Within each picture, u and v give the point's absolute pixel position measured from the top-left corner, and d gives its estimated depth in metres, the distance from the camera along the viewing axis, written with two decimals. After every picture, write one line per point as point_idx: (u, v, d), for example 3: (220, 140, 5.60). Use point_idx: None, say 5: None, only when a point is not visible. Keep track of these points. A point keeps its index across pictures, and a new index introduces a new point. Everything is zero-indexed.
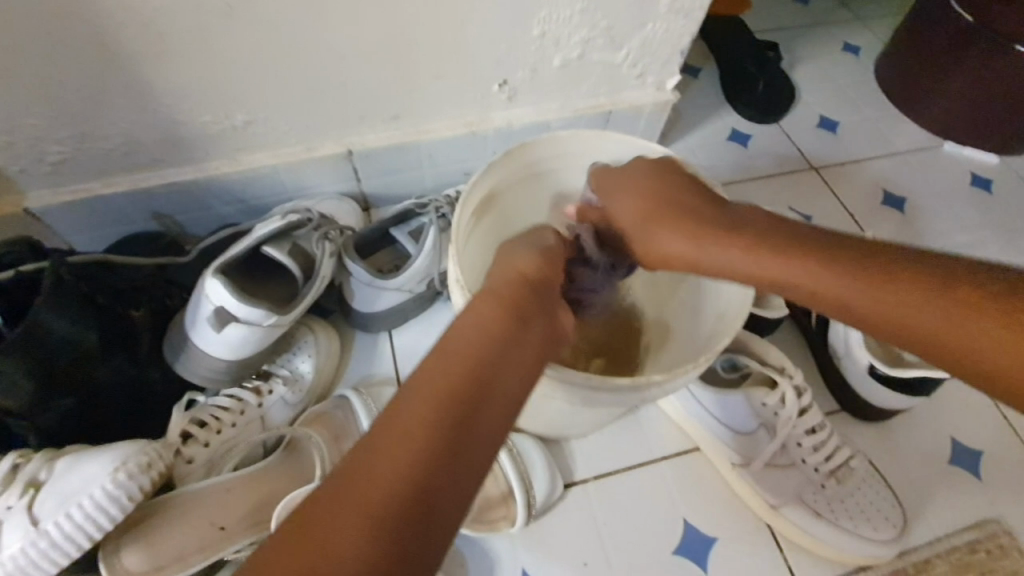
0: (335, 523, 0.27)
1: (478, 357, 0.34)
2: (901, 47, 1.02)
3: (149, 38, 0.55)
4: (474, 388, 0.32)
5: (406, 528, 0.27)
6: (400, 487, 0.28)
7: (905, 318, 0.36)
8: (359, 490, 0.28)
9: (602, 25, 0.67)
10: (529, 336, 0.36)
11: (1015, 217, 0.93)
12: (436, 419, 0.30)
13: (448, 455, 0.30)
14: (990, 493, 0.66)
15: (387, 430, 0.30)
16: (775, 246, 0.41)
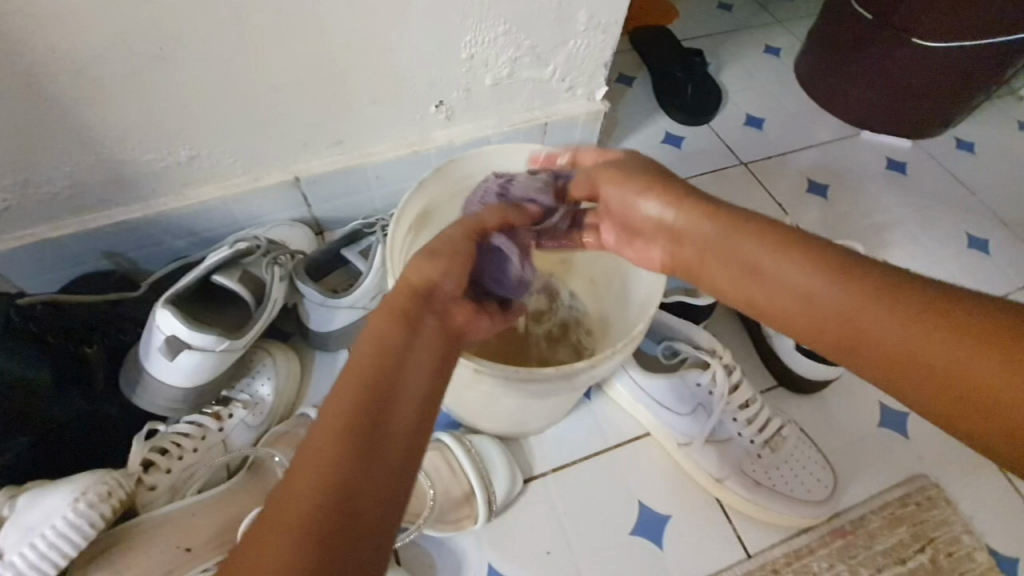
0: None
1: (370, 392, 0.34)
2: (814, 46, 1.10)
3: (84, 84, 0.57)
4: (368, 426, 0.32)
5: (333, 537, 0.29)
6: (326, 496, 0.30)
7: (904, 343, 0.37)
8: (283, 511, 0.29)
9: (526, 45, 0.72)
10: (421, 361, 0.37)
11: (929, 195, 1.01)
12: (336, 467, 0.31)
13: (349, 507, 0.30)
14: (917, 450, 0.72)
15: (288, 490, 0.30)
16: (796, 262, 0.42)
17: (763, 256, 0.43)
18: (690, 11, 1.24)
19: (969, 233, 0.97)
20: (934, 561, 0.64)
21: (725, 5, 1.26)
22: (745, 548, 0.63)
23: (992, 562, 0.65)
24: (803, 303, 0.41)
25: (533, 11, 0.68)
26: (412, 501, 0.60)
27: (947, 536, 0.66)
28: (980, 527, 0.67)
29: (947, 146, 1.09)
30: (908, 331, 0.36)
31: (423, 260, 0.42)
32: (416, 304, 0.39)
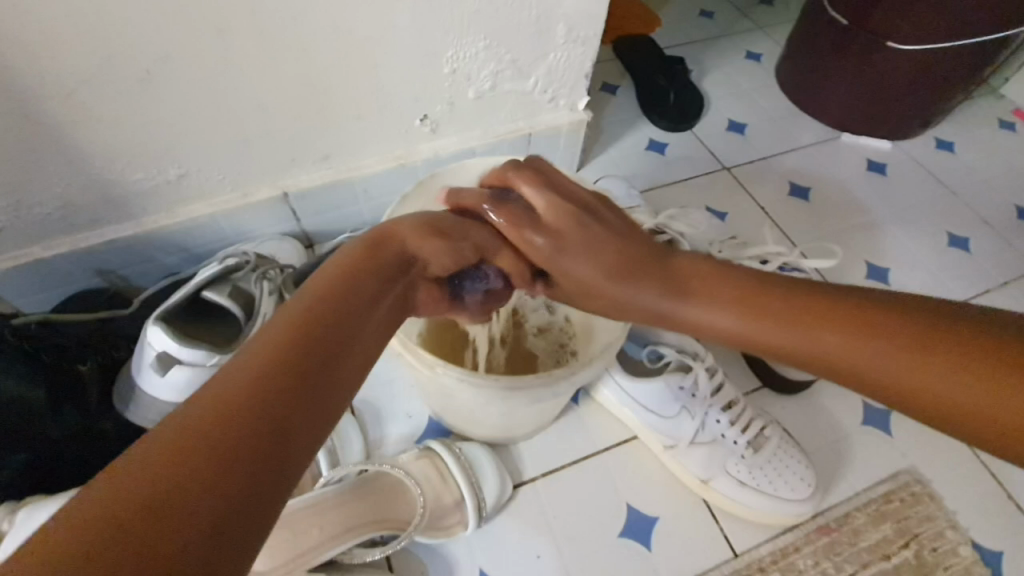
0: (114, 523, 0.23)
1: (323, 323, 0.34)
2: (794, 51, 1.12)
3: (73, 108, 0.59)
4: (317, 353, 0.32)
5: (255, 443, 0.27)
6: (256, 402, 0.28)
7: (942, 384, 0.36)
8: (207, 409, 0.27)
9: (507, 59, 0.74)
10: (358, 333, 0.35)
11: (909, 195, 1.03)
12: (241, 398, 0.28)
13: (277, 424, 0.28)
14: (900, 446, 0.73)
15: (178, 422, 0.26)
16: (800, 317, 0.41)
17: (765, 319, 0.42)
18: (671, 19, 1.26)
19: (949, 232, 0.99)
20: (918, 556, 0.65)
21: (706, 13, 1.28)
22: (732, 547, 0.64)
23: (976, 556, 0.66)
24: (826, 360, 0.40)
25: (512, 26, 0.70)
26: (402, 510, 0.61)
27: (931, 532, 0.67)
28: (964, 522, 0.68)
29: (927, 147, 1.11)
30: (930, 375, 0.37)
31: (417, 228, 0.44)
32: (398, 258, 0.41)
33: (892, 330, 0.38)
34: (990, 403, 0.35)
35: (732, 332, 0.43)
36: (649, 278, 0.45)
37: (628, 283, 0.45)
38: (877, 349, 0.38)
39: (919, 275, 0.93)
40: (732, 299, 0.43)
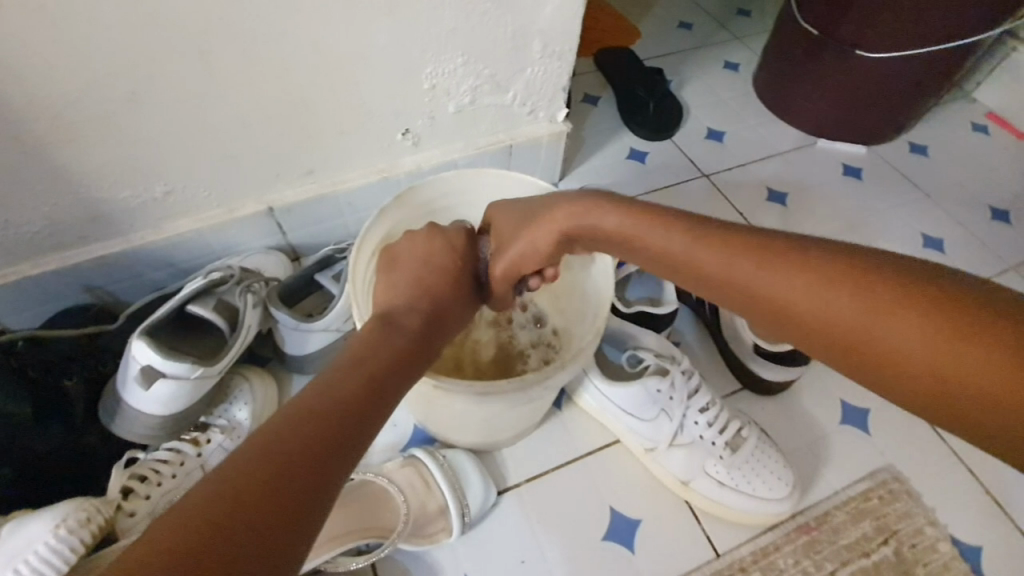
0: (200, 532, 0.30)
1: (379, 372, 0.42)
2: (769, 61, 1.15)
3: (60, 128, 0.60)
4: (370, 397, 0.40)
5: (309, 468, 0.34)
6: (318, 434, 0.36)
7: (902, 339, 0.36)
8: (285, 436, 0.35)
9: (485, 74, 0.76)
10: (404, 378, 0.43)
11: (885, 198, 1.05)
12: (306, 431, 0.36)
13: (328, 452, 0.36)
14: (878, 445, 0.74)
15: (263, 442, 0.35)
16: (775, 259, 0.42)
17: (738, 266, 0.43)
18: (651, 31, 1.29)
19: (925, 233, 1.01)
20: (897, 552, 0.66)
21: (685, 24, 1.32)
22: (714, 548, 0.65)
23: (955, 551, 0.67)
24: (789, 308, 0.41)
25: (488, 42, 0.72)
26: (386, 517, 0.62)
27: (910, 528, 0.68)
28: (942, 518, 0.70)
29: (901, 151, 1.13)
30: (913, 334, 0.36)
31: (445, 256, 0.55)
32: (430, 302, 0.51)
33: (885, 287, 0.37)
34: (962, 364, 0.34)
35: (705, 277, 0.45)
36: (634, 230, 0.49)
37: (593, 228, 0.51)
38: (857, 299, 0.38)
39: None
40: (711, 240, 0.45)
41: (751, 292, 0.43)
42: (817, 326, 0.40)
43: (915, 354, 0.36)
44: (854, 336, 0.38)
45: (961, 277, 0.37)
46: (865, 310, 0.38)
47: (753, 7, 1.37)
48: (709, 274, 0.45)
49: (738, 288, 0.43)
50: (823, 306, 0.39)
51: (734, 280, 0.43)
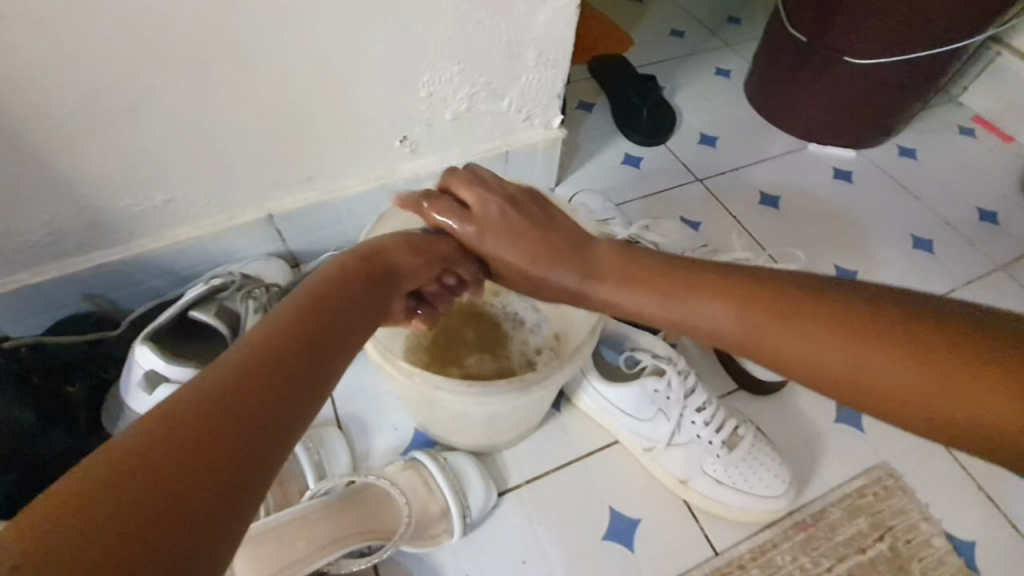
0: (127, 483, 0.26)
1: (317, 321, 0.40)
2: (760, 67, 1.17)
3: (63, 138, 0.61)
4: (312, 339, 0.38)
5: (256, 417, 0.32)
6: (258, 382, 0.33)
7: (888, 376, 0.40)
8: (220, 388, 0.32)
9: (481, 82, 0.78)
10: (342, 325, 0.41)
11: (875, 201, 1.07)
12: (247, 380, 0.33)
13: (275, 398, 0.34)
14: (872, 442, 0.76)
15: (197, 394, 0.31)
16: (764, 311, 0.44)
17: (732, 323, 0.45)
18: (643, 39, 1.32)
19: (914, 235, 1.03)
20: (893, 548, 0.67)
21: (677, 32, 1.34)
22: (713, 546, 0.66)
23: (950, 546, 0.68)
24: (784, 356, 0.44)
25: (483, 51, 0.74)
26: (388, 519, 0.62)
27: (905, 524, 0.69)
28: (937, 514, 0.71)
29: (890, 154, 1.16)
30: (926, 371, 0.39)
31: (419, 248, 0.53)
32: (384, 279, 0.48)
33: (892, 329, 0.40)
34: (942, 396, 0.38)
35: (701, 333, 0.47)
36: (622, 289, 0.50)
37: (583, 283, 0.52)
38: (845, 342, 0.41)
39: (887, 277, 0.96)
40: (700, 295, 0.47)
41: (746, 344, 0.45)
42: (809, 369, 0.43)
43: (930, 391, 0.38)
44: (846, 377, 0.41)
45: (930, 305, 0.40)
46: (852, 354, 0.40)
47: (743, 15, 1.39)
48: (723, 337, 0.46)
49: (735, 342, 0.46)
50: (814, 352, 0.42)
51: (755, 336, 0.45)
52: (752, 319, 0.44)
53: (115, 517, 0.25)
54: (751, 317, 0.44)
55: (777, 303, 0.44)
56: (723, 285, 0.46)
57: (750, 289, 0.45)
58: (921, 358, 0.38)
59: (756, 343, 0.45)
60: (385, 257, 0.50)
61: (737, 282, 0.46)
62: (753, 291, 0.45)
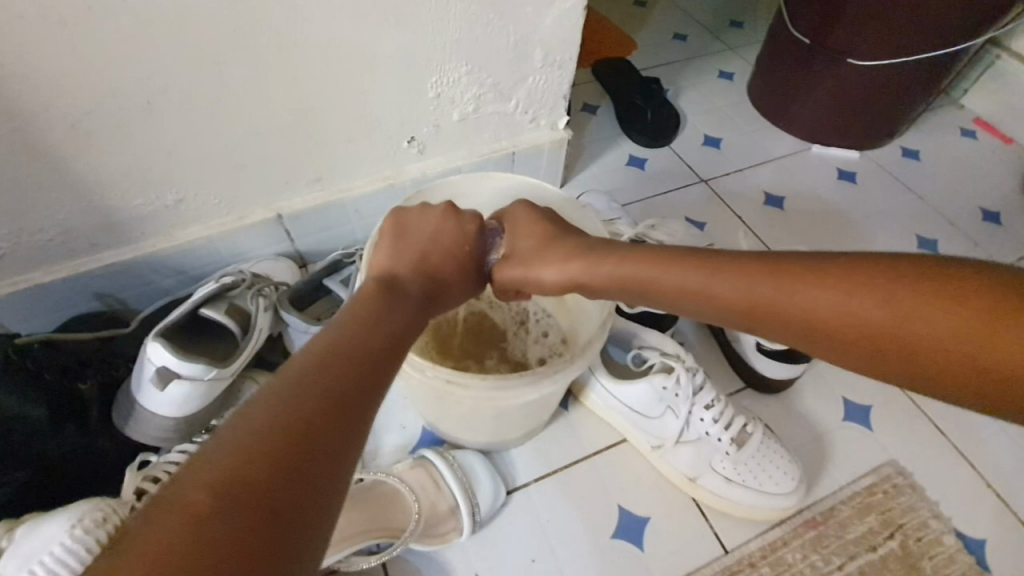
0: (211, 499, 0.27)
1: (383, 336, 0.41)
2: (762, 70, 1.18)
3: (77, 138, 0.61)
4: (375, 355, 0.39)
5: (321, 429, 0.32)
6: (325, 394, 0.34)
7: (907, 324, 0.39)
8: (290, 399, 0.33)
9: (488, 83, 0.78)
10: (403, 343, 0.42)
11: (879, 201, 1.08)
12: (315, 391, 0.34)
13: (335, 405, 0.34)
14: (881, 440, 0.75)
15: (268, 407, 0.32)
16: (773, 275, 0.43)
17: (743, 290, 0.44)
18: (646, 43, 1.33)
19: (919, 235, 1.03)
20: (903, 546, 0.67)
21: (680, 36, 1.35)
22: (723, 544, 0.66)
23: (960, 544, 0.68)
24: (800, 320, 0.42)
25: (491, 52, 0.75)
26: (397, 517, 0.62)
27: (914, 521, 0.69)
28: (946, 512, 0.70)
29: (893, 155, 1.16)
30: (937, 311, 0.38)
31: (459, 233, 0.55)
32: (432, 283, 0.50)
33: (906, 277, 0.39)
34: (965, 337, 0.37)
35: (712, 306, 0.46)
36: (628, 264, 0.50)
37: (593, 264, 0.51)
38: (858, 296, 0.40)
39: None
40: (709, 267, 0.46)
41: (758, 312, 0.44)
42: (827, 328, 0.42)
43: (953, 339, 0.37)
44: (869, 332, 0.40)
45: (939, 256, 0.40)
46: (869, 305, 0.40)
47: (745, 19, 1.40)
48: (736, 308, 0.45)
49: (748, 310, 0.44)
50: (830, 310, 0.41)
51: (765, 305, 0.44)
52: (765, 284, 0.44)
53: (192, 535, 0.26)
54: (761, 283, 0.44)
55: (785, 267, 0.43)
56: (729, 259, 0.46)
57: (757, 260, 0.45)
58: (938, 303, 0.38)
59: (769, 311, 0.44)
60: (438, 266, 0.52)
61: (743, 255, 0.46)
62: (759, 258, 0.45)
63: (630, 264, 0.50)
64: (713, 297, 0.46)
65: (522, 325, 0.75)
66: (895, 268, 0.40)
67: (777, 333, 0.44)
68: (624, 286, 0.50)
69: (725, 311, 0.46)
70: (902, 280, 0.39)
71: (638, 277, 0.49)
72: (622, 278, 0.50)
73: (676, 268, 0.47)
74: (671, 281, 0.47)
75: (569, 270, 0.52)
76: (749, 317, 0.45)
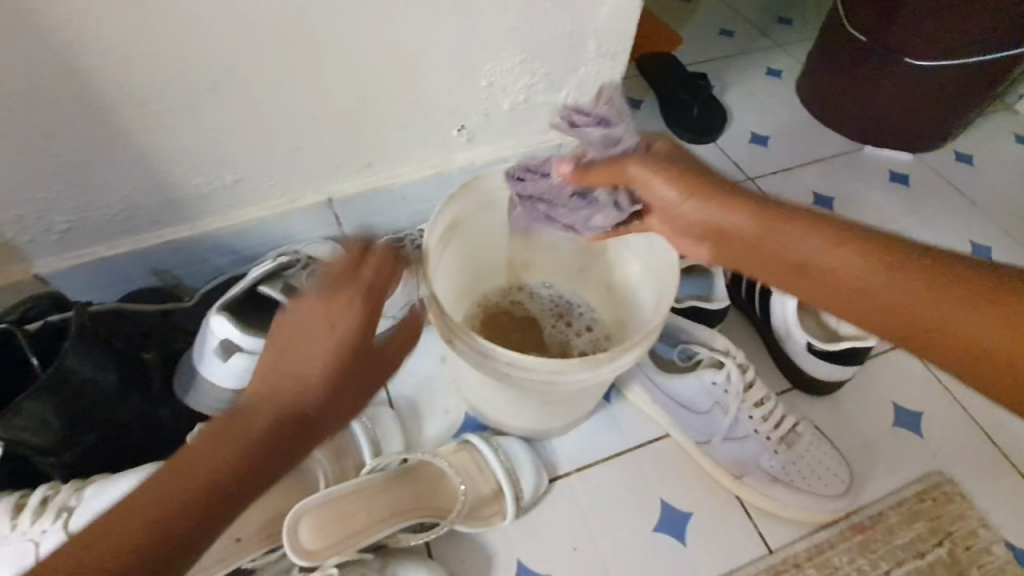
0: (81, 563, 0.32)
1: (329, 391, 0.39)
2: (812, 68, 1.15)
3: (147, 115, 0.63)
4: (297, 420, 0.38)
5: (207, 506, 0.34)
6: (223, 469, 0.35)
7: (996, 336, 0.39)
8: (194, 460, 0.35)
9: (540, 72, 0.78)
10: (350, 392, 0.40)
11: (931, 205, 1.05)
12: (220, 460, 0.35)
13: (231, 481, 0.35)
14: (932, 448, 0.73)
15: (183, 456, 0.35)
16: (872, 254, 0.41)
17: (836, 262, 0.42)
18: (692, 38, 1.31)
19: (972, 240, 1.00)
20: (952, 554, 0.65)
21: (727, 31, 1.33)
22: (767, 544, 0.65)
23: (1011, 556, 0.66)
24: (884, 304, 0.41)
25: (546, 41, 0.74)
26: (443, 498, 0.62)
27: (964, 530, 0.67)
28: (999, 523, 0.68)
29: (947, 158, 1.13)
30: (970, 304, 0.39)
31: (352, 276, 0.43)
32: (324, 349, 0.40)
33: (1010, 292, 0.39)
34: None
35: (793, 267, 0.44)
36: (718, 210, 0.45)
37: (684, 202, 0.46)
38: (955, 296, 0.40)
39: None
40: (806, 229, 0.43)
41: (839, 286, 0.42)
42: (909, 318, 0.41)
43: None
44: (950, 332, 0.40)
45: None
46: (965, 309, 0.39)
47: (794, 16, 1.38)
48: (821, 276, 0.43)
49: (830, 282, 0.43)
50: (922, 303, 0.40)
51: (853, 280, 0.42)
52: (860, 262, 0.41)
53: None
54: (858, 256, 0.42)
55: (887, 245, 0.42)
56: (830, 222, 0.43)
57: (854, 230, 0.43)
58: None
59: (854, 287, 0.42)
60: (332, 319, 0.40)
61: (842, 222, 0.43)
62: (859, 228, 0.43)
63: (721, 213, 0.45)
64: (796, 261, 0.43)
65: (567, 316, 0.75)
66: (998, 280, 0.40)
67: (843, 313, 0.44)
68: (707, 231, 0.46)
69: (804, 276, 0.44)
70: (948, 274, 0.40)
71: (725, 232, 0.45)
72: (707, 223, 0.46)
73: (769, 222, 0.44)
74: (760, 236, 0.44)
75: (668, 199, 0.47)
76: (829, 289, 0.43)
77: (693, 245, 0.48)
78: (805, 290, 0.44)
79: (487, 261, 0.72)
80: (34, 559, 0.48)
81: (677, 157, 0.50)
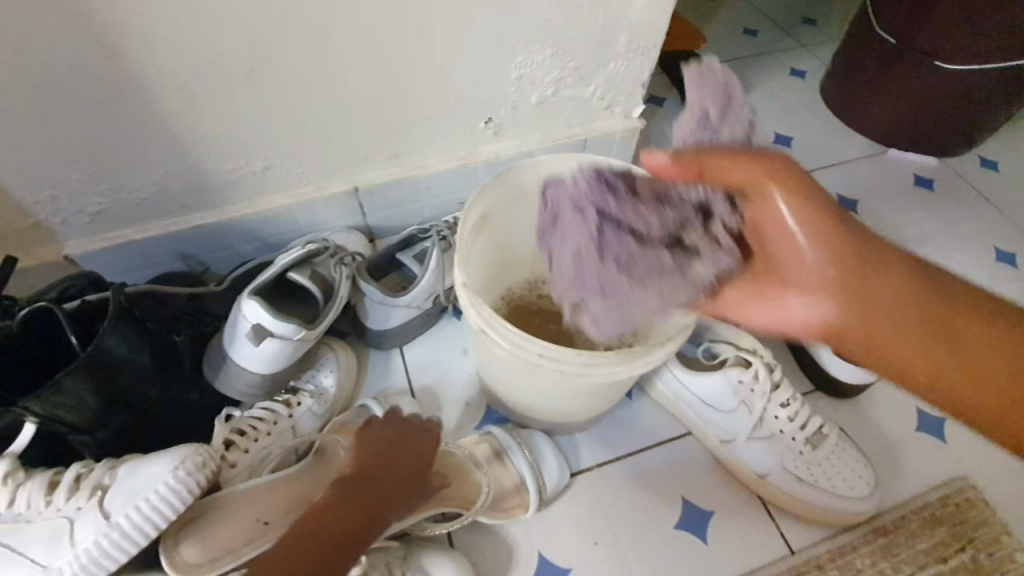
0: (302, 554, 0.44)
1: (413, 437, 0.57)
2: (838, 69, 1.14)
3: (182, 99, 0.64)
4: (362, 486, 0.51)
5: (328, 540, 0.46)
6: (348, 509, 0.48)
7: None
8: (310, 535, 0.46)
9: (570, 66, 0.78)
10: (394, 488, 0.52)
11: (955, 210, 1.04)
12: (315, 529, 0.46)
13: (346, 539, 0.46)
14: (955, 453, 0.73)
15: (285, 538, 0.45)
16: (959, 313, 0.44)
17: (926, 315, 0.44)
18: (716, 37, 1.30)
19: (997, 247, 0.99)
20: (975, 561, 0.65)
21: (750, 31, 1.32)
22: (789, 545, 0.65)
23: None
24: (954, 361, 0.44)
25: (578, 35, 0.74)
26: (467, 489, 0.62)
27: (987, 537, 0.66)
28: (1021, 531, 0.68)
29: (972, 164, 1.12)
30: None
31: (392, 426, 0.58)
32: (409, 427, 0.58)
33: None
34: None
35: (882, 313, 0.45)
36: (840, 250, 0.45)
37: (805, 233, 0.45)
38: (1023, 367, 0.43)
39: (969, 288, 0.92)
40: (906, 285, 0.45)
41: (918, 331, 0.45)
42: (975, 377, 0.44)
43: None
44: (1004, 395, 0.43)
45: None
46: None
47: (819, 17, 1.37)
48: (905, 322, 0.45)
49: (912, 329, 0.45)
50: (987, 366, 0.44)
51: (935, 333, 0.44)
52: (945, 321, 0.44)
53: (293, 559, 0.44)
54: (946, 315, 0.44)
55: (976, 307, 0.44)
56: (927, 280, 0.45)
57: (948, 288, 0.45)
58: None
59: (930, 342, 0.45)
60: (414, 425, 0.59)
61: (936, 276, 0.45)
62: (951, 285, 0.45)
63: (843, 256, 0.45)
64: (893, 309, 0.45)
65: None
66: None
67: (900, 364, 0.47)
68: (818, 265, 0.46)
69: (890, 323, 0.45)
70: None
71: (839, 276, 0.46)
72: (823, 255, 0.45)
73: (876, 273, 0.45)
74: (868, 281, 0.45)
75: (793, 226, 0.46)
76: (906, 340, 0.45)
77: (790, 269, 0.48)
78: (889, 333, 0.46)
79: (513, 253, 0.72)
80: (67, 537, 0.48)
81: (808, 186, 0.46)
